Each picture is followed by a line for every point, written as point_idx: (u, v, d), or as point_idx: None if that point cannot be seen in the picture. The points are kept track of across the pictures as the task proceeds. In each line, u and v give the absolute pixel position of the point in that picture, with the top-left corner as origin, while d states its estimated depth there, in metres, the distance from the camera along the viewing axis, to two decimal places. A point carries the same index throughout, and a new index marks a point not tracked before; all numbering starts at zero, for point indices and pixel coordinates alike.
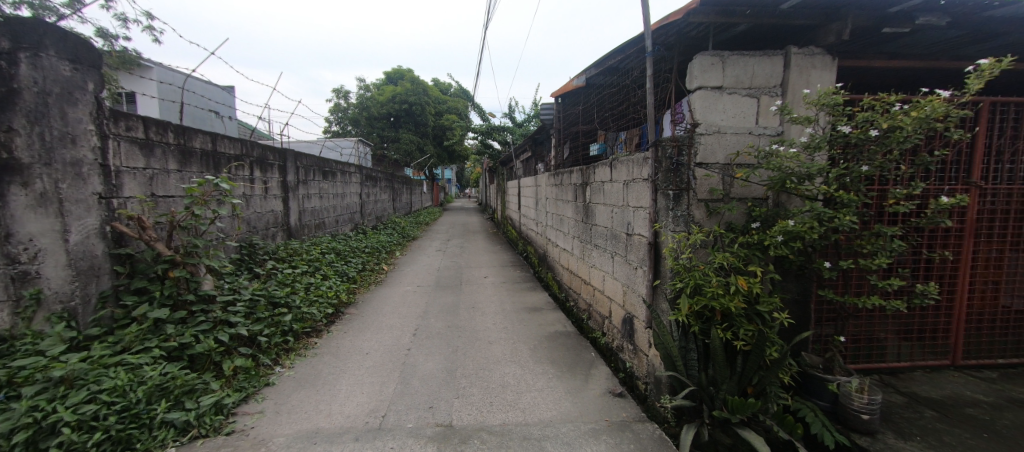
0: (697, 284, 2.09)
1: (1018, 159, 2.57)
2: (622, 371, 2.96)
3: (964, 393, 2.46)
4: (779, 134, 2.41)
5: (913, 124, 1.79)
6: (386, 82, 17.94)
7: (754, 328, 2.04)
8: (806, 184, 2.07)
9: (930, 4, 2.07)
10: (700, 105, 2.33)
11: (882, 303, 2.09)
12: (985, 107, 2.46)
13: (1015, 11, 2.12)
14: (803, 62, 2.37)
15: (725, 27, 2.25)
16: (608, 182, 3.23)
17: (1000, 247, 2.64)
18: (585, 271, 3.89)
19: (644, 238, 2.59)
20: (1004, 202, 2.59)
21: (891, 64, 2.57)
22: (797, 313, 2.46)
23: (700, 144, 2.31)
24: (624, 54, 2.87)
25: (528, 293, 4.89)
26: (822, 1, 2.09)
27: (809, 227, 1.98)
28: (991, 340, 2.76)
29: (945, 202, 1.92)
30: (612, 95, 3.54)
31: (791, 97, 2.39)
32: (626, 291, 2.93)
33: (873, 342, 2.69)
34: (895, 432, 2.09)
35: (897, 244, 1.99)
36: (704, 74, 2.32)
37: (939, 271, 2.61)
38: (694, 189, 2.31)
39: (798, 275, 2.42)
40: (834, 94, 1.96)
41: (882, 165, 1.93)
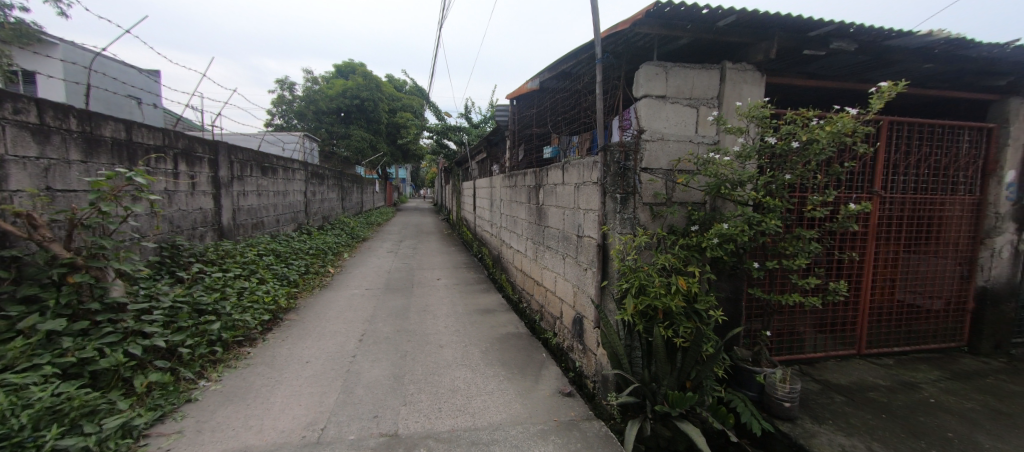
0: (642, 284, 2.17)
1: (910, 172, 2.94)
2: (572, 370, 3.02)
3: (866, 378, 2.77)
4: (716, 143, 2.58)
5: (827, 138, 1.99)
6: (335, 75, 17.12)
7: (692, 325, 2.16)
8: (738, 190, 2.23)
9: (842, 31, 2.32)
10: (645, 113, 2.43)
11: (801, 300, 2.30)
12: (884, 125, 2.79)
13: (908, 42, 2.43)
14: (736, 77, 2.56)
15: (669, 39, 2.36)
16: (560, 184, 3.29)
17: (896, 249, 3.00)
18: (538, 272, 3.93)
19: (594, 240, 2.66)
20: (899, 209, 2.95)
21: (810, 82, 2.84)
22: (730, 310, 2.64)
23: (645, 150, 2.42)
24: (577, 60, 2.92)
25: (482, 295, 4.87)
26: (753, 21, 2.26)
27: (740, 230, 2.13)
28: (888, 331, 3.13)
29: (852, 208, 2.15)
30: (565, 99, 3.60)
31: (726, 109, 2.57)
32: (576, 292, 3.00)
33: (795, 335, 2.95)
34: (811, 417, 2.31)
35: (813, 245, 2.20)
36: (649, 83, 2.43)
37: (847, 270, 2.92)
38: (640, 193, 2.41)
39: (731, 275, 2.60)
40: (762, 108, 2.12)
41: (802, 173, 2.13)
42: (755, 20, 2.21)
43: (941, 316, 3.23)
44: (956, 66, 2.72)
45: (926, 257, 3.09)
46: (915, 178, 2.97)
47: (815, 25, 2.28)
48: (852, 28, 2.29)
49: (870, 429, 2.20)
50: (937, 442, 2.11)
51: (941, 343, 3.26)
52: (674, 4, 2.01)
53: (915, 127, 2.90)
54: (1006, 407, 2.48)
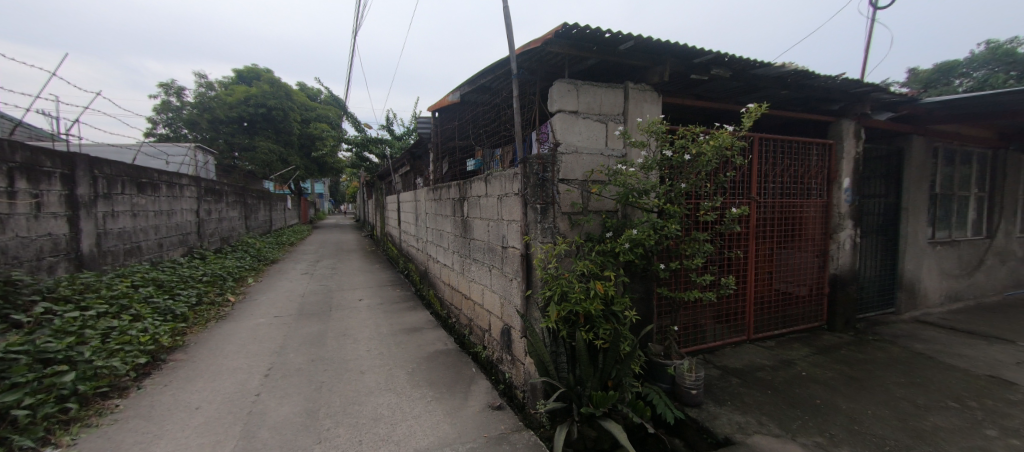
0: (563, 291, 2.24)
1: (777, 180, 3.46)
2: (502, 382, 3.01)
3: (755, 360, 3.18)
4: (623, 156, 2.80)
5: (712, 151, 2.27)
6: (235, 81, 15.46)
7: (610, 326, 2.28)
8: (644, 199, 2.44)
9: (719, 60, 2.69)
10: (560, 127, 2.56)
11: (700, 295, 2.57)
12: (756, 141, 3.27)
13: (768, 71, 2.89)
14: (638, 96, 2.82)
15: (578, 59, 2.52)
16: (483, 196, 3.30)
17: (771, 247, 3.50)
18: (465, 286, 3.88)
19: (517, 250, 2.70)
20: (771, 212, 3.45)
21: (698, 103, 3.24)
22: (643, 309, 2.86)
23: (562, 162, 2.53)
24: (494, 74, 2.98)
25: (408, 313, 4.66)
26: (649, 47, 2.51)
27: (647, 235, 2.33)
28: (769, 316, 3.63)
29: (734, 212, 2.47)
30: (486, 112, 3.64)
31: (630, 125, 2.81)
32: (502, 303, 3.01)
33: (698, 328, 3.28)
34: (714, 400, 2.57)
35: (707, 246, 2.49)
36: (562, 99, 2.56)
37: (736, 266, 3.33)
38: (558, 203, 2.51)
39: (643, 276, 2.81)
40: (659, 124, 2.36)
41: (695, 182, 2.39)
42: (651, 46, 2.46)
43: (807, 300, 3.83)
44: (804, 93, 3.29)
45: (793, 252, 3.66)
46: (781, 185, 3.51)
47: (699, 54, 2.61)
48: (727, 57, 2.66)
49: (760, 405, 2.51)
50: (808, 409, 2.48)
51: (809, 323, 3.86)
52: (580, 27, 2.16)
53: (777, 142, 3.44)
54: (855, 372, 3.01)
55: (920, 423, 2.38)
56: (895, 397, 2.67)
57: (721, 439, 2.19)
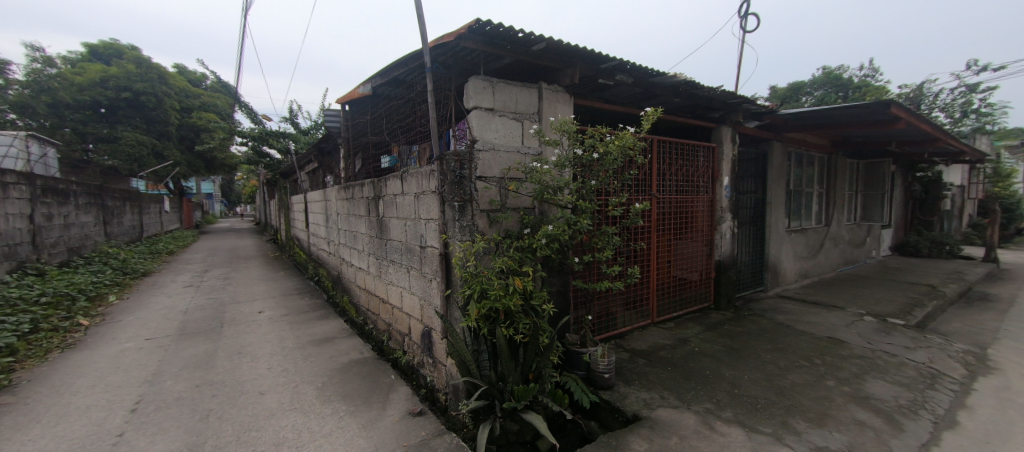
0: (483, 288, 2.22)
1: (672, 178, 3.86)
2: (423, 387, 2.91)
3: (658, 341, 3.51)
4: (538, 154, 2.89)
5: (617, 151, 2.45)
6: (86, 58, 12.75)
7: (529, 321, 2.33)
8: (558, 195, 2.53)
9: (622, 67, 2.90)
10: (476, 124, 2.54)
11: (610, 284, 2.75)
12: (654, 143, 3.61)
13: (663, 80, 3.20)
14: (550, 97, 2.93)
15: (493, 57, 2.52)
16: (399, 195, 3.15)
17: (669, 237, 3.90)
18: (382, 289, 3.68)
19: (435, 249, 2.63)
20: (668, 206, 3.84)
21: (605, 106, 3.47)
22: (559, 302, 2.98)
23: (479, 160, 2.52)
24: (407, 68, 2.84)
25: (318, 323, 4.27)
26: (560, 50, 2.60)
27: (562, 230, 2.42)
28: (669, 300, 4.04)
29: (637, 207, 2.68)
30: (400, 107, 3.47)
31: (544, 124, 2.91)
32: (422, 305, 2.90)
33: (610, 316, 3.53)
34: (624, 381, 2.79)
35: (615, 239, 2.67)
36: (478, 96, 2.55)
37: (640, 257, 3.64)
38: (476, 200, 2.49)
39: (559, 270, 2.93)
40: (570, 123, 2.47)
41: (603, 179, 2.55)
42: (561, 49, 2.55)
43: (699, 284, 4.35)
44: (692, 101, 3.70)
45: (687, 242, 4.11)
46: (676, 183, 3.92)
47: (605, 59, 2.78)
48: (628, 65, 2.89)
49: (662, 381, 2.78)
50: (700, 380, 2.81)
51: (700, 304, 4.38)
52: (494, 24, 2.16)
53: (671, 144, 3.84)
54: (735, 344, 3.49)
55: (782, 381, 2.84)
56: (764, 361, 3.16)
57: (630, 416, 2.38)
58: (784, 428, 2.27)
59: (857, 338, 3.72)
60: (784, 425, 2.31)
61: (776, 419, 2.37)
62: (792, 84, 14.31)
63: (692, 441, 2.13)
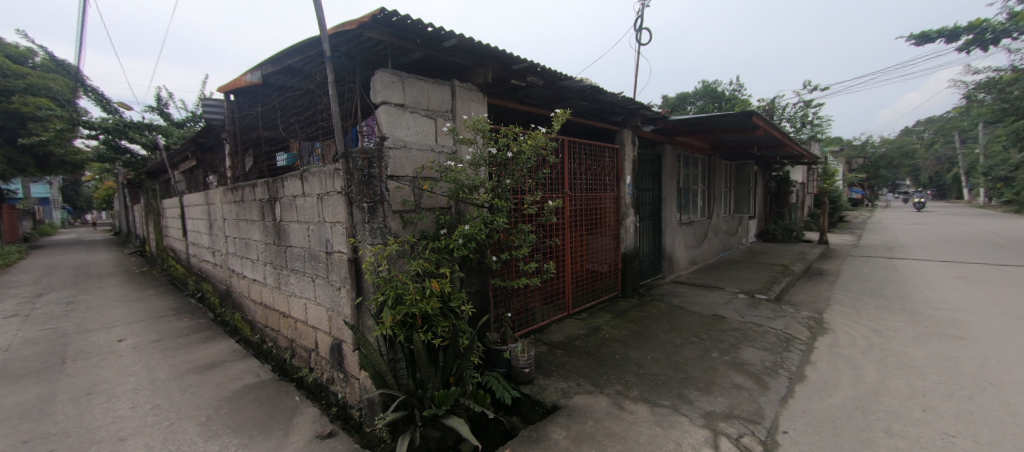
0: (397, 294, 2.09)
1: (581, 177, 4.09)
2: (334, 405, 2.68)
3: (573, 331, 3.70)
4: (452, 152, 2.84)
5: (530, 150, 2.50)
6: None
7: (448, 324, 2.26)
8: (474, 194, 2.50)
9: (533, 69, 2.98)
10: (385, 120, 2.39)
11: (528, 281, 2.81)
12: (565, 143, 3.79)
13: (571, 84, 3.36)
14: (463, 95, 2.91)
15: (402, 51, 2.39)
16: (299, 196, 2.86)
17: (581, 232, 4.12)
18: (282, 302, 3.30)
19: (343, 255, 2.43)
20: (579, 203, 4.06)
21: (518, 106, 3.55)
22: (479, 301, 2.98)
23: (389, 158, 2.38)
24: (304, 56, 2.57)
25: (201, 347, 3.68)
26: (472, 48, 2.58)
27: (479, 229, 2.40)
28: (582, 292, 4.28)
29: (550, 204, 2.77)
30: (297, 99, 3.13)
31: (457, 122, 2.87)
32: (330, 316, 2.67)
33: (530, 311, 3.62)
34: (543, 373, 2.87)
35: (531, 236, 2.73)
36: (386, 90, 2.40)
37: (555, 252, 3.80)
38: (388, 201, 2.36)
39: (478, 270, 2.92)
40: (483, 122, 2.47)
41: (518, 178, 2.59)
42: (473, 47, 2.53)
43: (608, 275, 4.68)
44: (598, 105, 3.96)
45: (597, 237, 4.39)
46: (585, 181, 4.16)
47: (516, 60, 2.83)
48: (539, 67, 2.97)
49: (578, 369, 2.93)
50: (610, 364, 3.02)
51: (610, 293, 4.72)
52: (400, 15, 2.05)
53: (580, 145, 4.06)
54: (639, 328, 3.81)
55: (678, 358, 3.18)
56: (663, 341, 3.51)
57: (550, 407, 2.45)
58: (680, 398, 2.55)
59: (735, 314, 4.32)
60: (680, 396, 2.58)
61: (674, 392, 2.64)
62: (679, 94, 16.16)
63: (604, 422, 2.27)
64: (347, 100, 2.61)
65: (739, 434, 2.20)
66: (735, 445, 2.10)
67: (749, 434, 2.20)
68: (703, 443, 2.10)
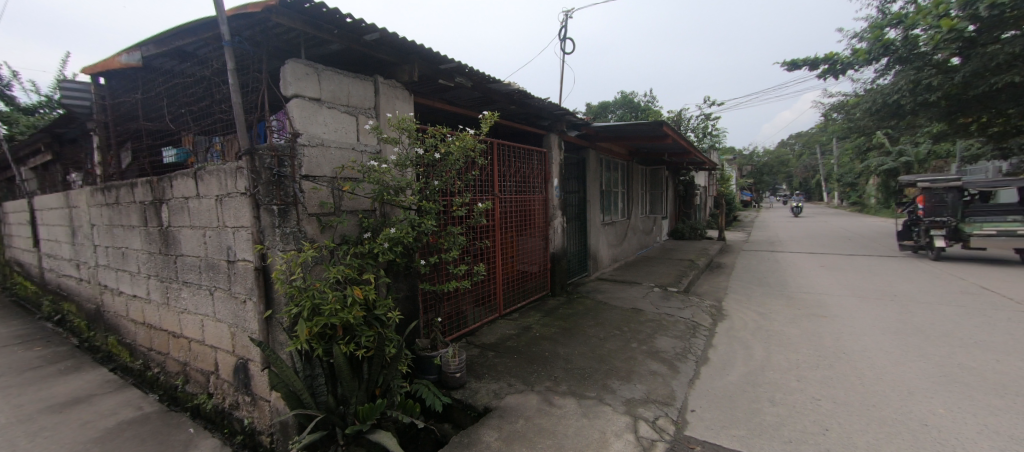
0: (314, 304, 1.92)
1: (510, 179, 4.14)
2: (240, 433, 2.39)
3: (504, 332, 3.73)
4: (376, 152, 2.70)
5: (458, 152, 2.46)
6: None
7: (374, 333, 2.13)
8: (400, 196, 2.40)
9: (461, 70, 2.95)
10: (298, 115, 2.19)
11: (458, 284, 2.76)
12: (493, 146, 3.80)
13: (499, 88, 3.38)
14: (387, 92, 2.78)
15: (318, 41, 2.21)
16: (192, 198, 2.50)
17: (511, 234, 4.17)
18: (171, 320, 2.86)
19: (249, 263, 2.18)
20: (509, 205, 4.10)
21: (447, 107, 3.50)
22: (406, 307, 2.87)
23: (303, 156, 2.18)
24: (198, 38, 2.25)
25: (60, 380, 3.05)
26: (397, 45, 2.47)
27: (405, 233, 2.29)
28: (513, 293, 4.33)
29: (480, 207, 2.76)
30: (188, 87, 2.74)
31: (381, 120, 2.73)
32: (233, 332, 2.37)
33: (461, 315, 3.57)
34: (475, 376, 2.85)
35: (461, 239, 2.70)
36: (299, 82, 2.19)
37: (486, 254, 3.79)
38: (302, 202, 2.16)
39: (406, 275, 2.81)
40: (408, 120, 2.37)
41: (446, 179, 2.54)
42: (397, 43, 2.43)
43: (538, 275, 4.79)
44: (525, 109, 4.03)
45: (527, 238, 4.47)
46: (515, 184, 4.23)
47: (443, 60, 2.77)
48: (467, 69, 2.94)
49: (509, 369, 2.95)
50: (540, 362, 3.08)
51: (540, 293, 4.84)
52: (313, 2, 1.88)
53: (509, 148, 4.12)
54: (567, 325, 3.96)
55: (602, 351, 3.36)
56: (588, 336, 3.68)
57: (481, 410, 2.43)
58: (603, 389, 2.69)
59: (651, 306, 4.69)
60: (604, 387, 2.72)
61: (599, 383, 2.77)
62: (600, 102, 17.17)
63: (534, 419, 2.31)
64: (252, 91, 2.34)
65: (655, 417, 2.37)
66: (652, 427, 2.26)
67: (664, 416, 2.39)
68: (624, 429, 2.23)
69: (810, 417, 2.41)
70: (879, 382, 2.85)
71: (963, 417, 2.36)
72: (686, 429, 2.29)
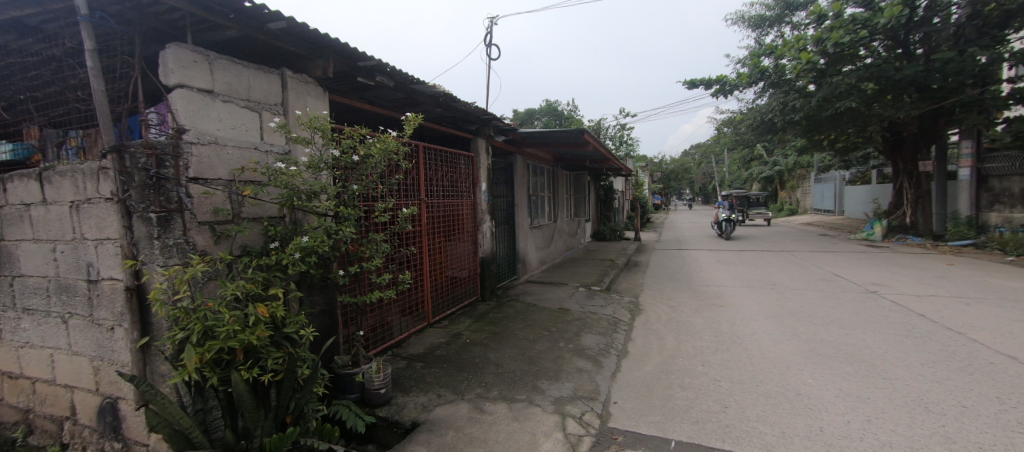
0: (205, 327, 1.66)
1: (437, 183, 4.03)
2: None
3: (433, 341, 3.60)
4: (285, 152, 2.45)
5: (380, 154, 2.32)
6: None
7: (282, 354, 1.90)
8: (314, 202, 2.19)
9: (382, 68, 2.79)
10: (184, 108, 1.88)
11: (381, 294, 2.59)
12: (418, 148, 3.68)
13: (424, 89, 3.27)
14: (297, 87, 2.55)
15: (208, 25, 1.93)
16: (37, 205, 2.04)
17: (439, 239, 4.06)
18: (8, 357, 2.30)
19: (119, 283, 1.82)
20: (436, 210, 3.99)
21: (367, 106, 3.31)
22: (322, 322, 2.63)
23: (192, 156, 1.89)
24: (41, 10, 1.83)
25: None
26: (308, 36, 2.26)
27: (320, 241, 2.08)
28: (442, 300, 4.21)
29: (404, 212, 2.62)
30: (27, 68, 2.21)
31: (289, 117, 2.49)
32: (96, 367, 1.96)
33: (386, 327, 3.37)
34: (401, 390, 2.69)
35: (384, 246, 2.53)
36: (185, 71, 1.89)
37: (412, 261, 3.64)
38: (190, 209, 1.87)
39: (321, 286, 2.58)
40: (321, 119, 2.18)
41: (366, 184, 2.37)
42: (308, 34, 2.22)
43: (468, 280, 4.73)
44: (452, 112, 3.96)
45: (455, 243, 4.39)
46: (442, 188, 4.12)
47: (361, 57, 2.61)
48: (388, 68, 2.79)
49: (438, 380, 2.84)
50: (470, 368, 3.03)
51: (470, 298, 4.78)
52: None
53: (435, 151, 4.01)
54: (497, 328, 3.95)
55: (532, 352, 3.40)
56: (518, 338, 3.70)
57: (409, 426, 2.30)
58: (533, 390, 2.71)
59: (576, 305, 4.89)
60: (534, 388, 2.75)
61: (528, 385, 2.80)
62: (527, 109, 17.63)
63: (465, 429, 2.24)
64: (121, 78, 1.98)
65: (582, 412, 2.45)
66: (579, 423, 2.33)
67: (589, 411, 2.48)
68: (553, 427, 2.27)
69: (713, 397, 2.66)
70: (765, 360, 3.27)
71: (826, 384, 2.79)
72: (610, 421, 2.39)
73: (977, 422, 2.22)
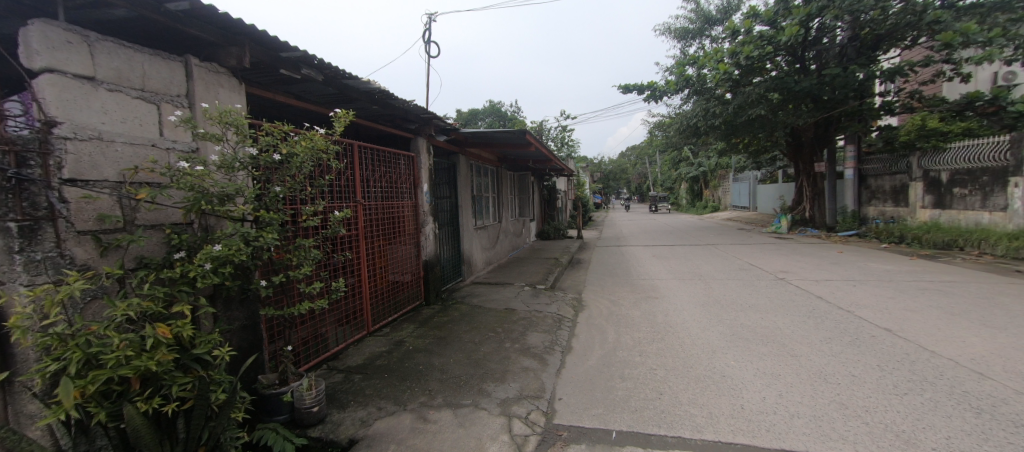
0: (88, 355, 1.41)
1: (374, 184, 3.83)
2: None
3: (373, 350, 3.41)
4: (191, 150, 2.18)
5: (305, 153, 2.13)
6: None
7: (191, 378, 1.68)
8: (228, 205, 1.95)
9: (308, 61, 2.57)
10: (55, 97, 1.58)
11: (312, 305, 2.37)
12: (352, 148, 3.47)
13: (357, 85, 3.08)
14: (207, 77, 2.28)
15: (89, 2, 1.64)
16: None
17: (377, 243, 3.86)
18: None
19: None
20: (374, 212, 3.78)
21: (294, 101, 3.06)
22: (243, 339, 2.37)
23: (68, 154, 1.60)
24: None
25: None
26: (219, 21, 2.02)
27: (236, 250, 1.85)
28: (383, 306, 4.02)
29: (336, 216, 2.43)
30: None
31: (196, 111, 2.22)
32: None
33: (319, 339, 3.13)
34: (337, 407, 2.50)
35: (314, 252, 2.33)
36: (55, 53, 1.60)
37: (347, 268, 3.41)
38: (65, 216, 1.59)
39: (241, 299, 2.33)
40: (234, 113, 1.95)
41: (291, 186, 2.17)
42: (218, 18, 1.98)
43: (411, 284, 4.55)
44: (389, 110, 3.78)
45: (396, 246, 4.21)
46: (380, 190, 3.93)
47: (283, 47, 2.38)
48: (315, 60, 2.58)
49: (379, 392, 2.69)
50: (414, 377, 2.91)
51: (413, 303, 4.61)
52: None
53: (372, 150, 3.81)
54: (442, 333, 3.85)
55: (477, 355, 3.34)
56: (464, 342, 3.62)
57: (345, 444, 2.14)
58: (479, 394, 2.66)
59: (522, 304, 4.91)
60: (480, 392, 2.70)
61: (474, 388, 2.74)
62: (470, 109, 17.50)
63: (407, 441, 2.14)
64: None
65: (528, 412, 2.45)
66: (525, 423, 2.32)
67: (535, 410, 2.48)
68: (499, 430, 2.24)
69: (652, 386, 2.79)
70: (695, 346, 3.51)
71: (747, 365, 3.04)
72: (555, 417, 2.41)
73: (865, 388, 2.55)
